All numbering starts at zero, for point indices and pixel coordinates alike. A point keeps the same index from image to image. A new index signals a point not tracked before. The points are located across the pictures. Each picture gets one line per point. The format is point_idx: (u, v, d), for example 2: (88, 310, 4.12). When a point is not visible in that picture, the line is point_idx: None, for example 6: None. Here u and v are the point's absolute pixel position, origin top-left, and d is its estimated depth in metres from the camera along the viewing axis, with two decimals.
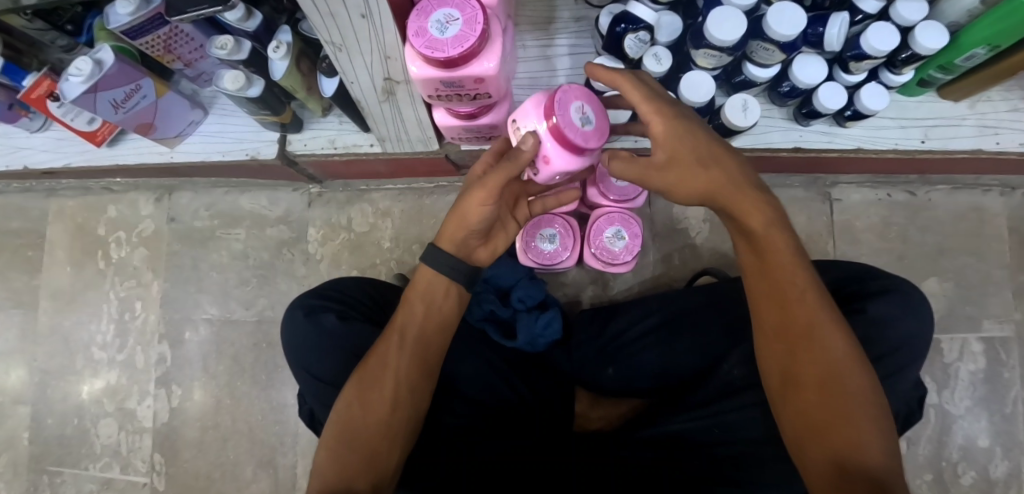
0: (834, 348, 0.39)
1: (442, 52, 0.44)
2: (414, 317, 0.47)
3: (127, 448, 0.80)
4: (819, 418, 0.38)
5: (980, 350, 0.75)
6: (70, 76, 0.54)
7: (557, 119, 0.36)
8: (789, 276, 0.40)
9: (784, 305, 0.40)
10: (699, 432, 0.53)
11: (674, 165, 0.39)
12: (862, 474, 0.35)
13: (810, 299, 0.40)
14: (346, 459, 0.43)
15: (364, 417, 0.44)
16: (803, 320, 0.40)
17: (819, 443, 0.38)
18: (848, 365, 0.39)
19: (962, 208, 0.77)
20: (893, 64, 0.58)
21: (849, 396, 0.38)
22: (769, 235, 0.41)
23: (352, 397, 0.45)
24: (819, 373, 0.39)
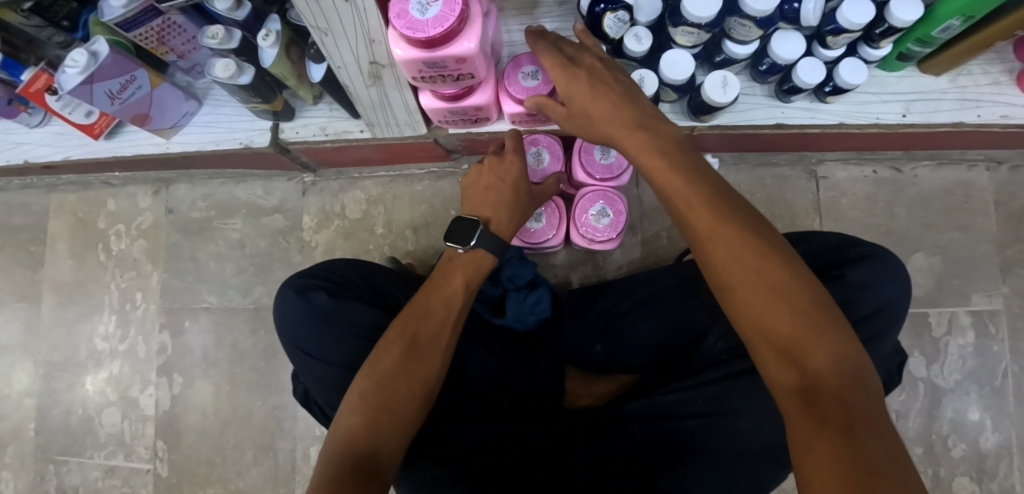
0: (779, 281, 0.34)
1: (423, 32, 0.46)
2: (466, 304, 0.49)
3: (130, 435, 0.81)
4: (780, 329, 0.33)
5: (969, 324, 0.75)
6: (66, 68, 0.55)
7: (513, 86, 0.58)
8: (715, 216, 0.38)
9: (718, 246, 0.37)
10: (683, 405, 0.53)
11: (584, 110, 0.47)
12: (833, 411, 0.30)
13: (742, 235, 0.37)
14: (384, 426, 0.40)
15: (407, 383, 0.42)
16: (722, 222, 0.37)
17: (786, 381, 0.33)
18: (798, 278, 0.35)
19: (949, 184, 0.78)
20: (871, 38, 0.59)
21: (805, 332, 0.33)
22: (681, 189, 0.40)
23: (391, 373, 0.43)
24: (769, 307, 0.34)
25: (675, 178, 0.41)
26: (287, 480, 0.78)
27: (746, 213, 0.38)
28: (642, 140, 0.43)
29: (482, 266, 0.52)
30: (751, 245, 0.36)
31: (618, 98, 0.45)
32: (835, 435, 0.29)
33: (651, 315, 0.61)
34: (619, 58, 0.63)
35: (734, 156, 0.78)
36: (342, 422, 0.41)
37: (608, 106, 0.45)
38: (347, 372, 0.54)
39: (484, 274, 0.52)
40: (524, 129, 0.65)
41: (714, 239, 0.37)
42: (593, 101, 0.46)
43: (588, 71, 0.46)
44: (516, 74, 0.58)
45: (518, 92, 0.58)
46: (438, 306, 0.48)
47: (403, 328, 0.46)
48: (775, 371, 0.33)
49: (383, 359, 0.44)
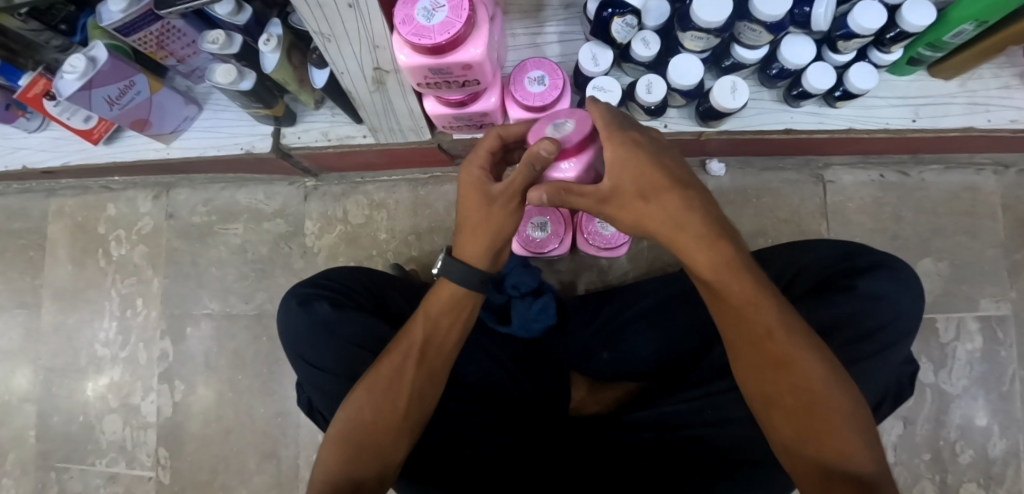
0: (817, 378, 0.35)
1: (429, 39, 0.45)
2: (441, 334, 0.47)
3: (132, 443, 0.81)
4: (800, 433, 0.35)
5: (976, 329, 0.75)
6: (64, 74, 0.54)
7: (519, 91, 0.57)
8: (755, 309, 0.36)
9: (759, 341, 0.37)
10: (689, 415, 0.53)
11: (628, 210, 0.36)
12: (848, 481, 0.33)
13: (787, 331, 0.36)
14: (348, 454, 0.42)
15: (375, 412, 0.44)
16: (759, 328, 0.36)
17: (805, 460, 0.35)
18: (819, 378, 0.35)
19: (956, 188, 0.77)
20: (882, 43, 0.58)
21: (838, 423, 0.35)
22: (726, 279, 0.36)
23: (364, 398, 0.44)
24: (802, 402, 0.35)
25: (722, 271, 0.36)
26: (290, 487, 0.77)
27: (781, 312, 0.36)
28: (660, 221, 0.36)
29: (460, 301, 0.47)
30: (799, 341, 0.36)
31: (670, 195, 0.36)
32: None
33: (654, 323, 0.61)
34: (626, 63, 0.62)
35: (741, 160, 0.77)
36: (322, 452, 0.44)
37: (658, 208, 0.36)
38: (349, 382, 0.53)
39: (466, 306, 0.47)
40: None
41: (758, 332, 0.36)
42: (646, 203, 0.36)
43: (631, 151, 0.35)
44: (521, 79, 0.57)
45: (524, 97, 0.57)
46: (411, 335, 0.46)
47: (383, 363, 0.46)
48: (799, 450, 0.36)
49: (359, 390, 0.45)
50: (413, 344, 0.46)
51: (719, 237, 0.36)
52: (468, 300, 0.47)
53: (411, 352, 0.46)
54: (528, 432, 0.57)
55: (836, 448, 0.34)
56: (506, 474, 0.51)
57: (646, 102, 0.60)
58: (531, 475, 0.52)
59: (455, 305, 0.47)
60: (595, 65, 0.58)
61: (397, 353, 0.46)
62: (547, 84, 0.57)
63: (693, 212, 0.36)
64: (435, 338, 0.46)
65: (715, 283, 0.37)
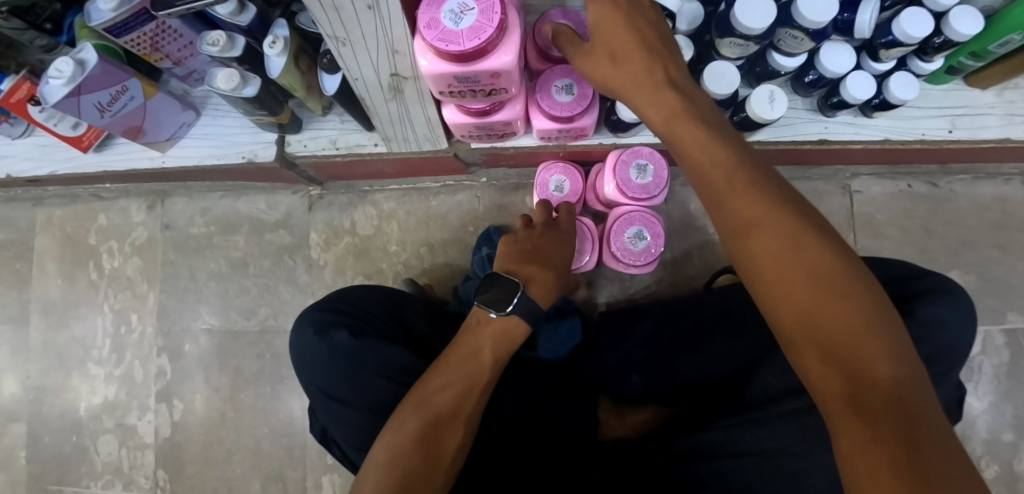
0: (850, 307, 0.27)
1: (456, 45, 0.41)
2: (497, 361, 0.47)
3: (129, 465, 0.77)
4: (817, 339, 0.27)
5: (1004, 343, 0.73)
6: (50, 79, 0.50)
7: (547, 102, 0.54)
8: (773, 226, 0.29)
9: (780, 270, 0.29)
10: (733, 445, 0.49)
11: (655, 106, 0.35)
12: (881, 404, 0.25)
13: (807, 247, 0.29)
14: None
15: (424, 458, 0.41)
16: (755, 217, 0.30)
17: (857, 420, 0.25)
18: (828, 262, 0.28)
19: (985, 199, 0.75)
20: (924, 51, 0.56)
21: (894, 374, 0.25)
22: (712, 157, 0.32)
23: (408, 436, 0.41)
24: (839, 342, 0.27)
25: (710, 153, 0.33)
26: None
27: (788, 202, 0.31)
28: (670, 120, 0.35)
29: (510, 325, 0.49)
30: (828, 264, 0.28)
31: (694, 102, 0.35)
32: (884, 433, 0.24)
33: (689, 345, 0.58)
34: None
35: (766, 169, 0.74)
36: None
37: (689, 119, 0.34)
38: (372, 414, 0.50)
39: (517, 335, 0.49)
40: (555, 144, 0.62)
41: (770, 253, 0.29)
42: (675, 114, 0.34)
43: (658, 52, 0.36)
44: (547, 88, 0.54)
45: (551, 107, 0.54)
46: (465, 364, 0.46)
47: (433, 400, 0.43)
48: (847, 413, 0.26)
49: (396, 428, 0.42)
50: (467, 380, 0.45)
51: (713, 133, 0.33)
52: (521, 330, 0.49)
53: (466, 384, 0.45)
54: (549, 436, 0.56)
55: (895, 409, 0.25)
56: None
57: None
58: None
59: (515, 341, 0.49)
60: None
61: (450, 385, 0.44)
62: (576, 94, 0.54)
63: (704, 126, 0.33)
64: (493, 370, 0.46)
65: (722, 182, 0.31)
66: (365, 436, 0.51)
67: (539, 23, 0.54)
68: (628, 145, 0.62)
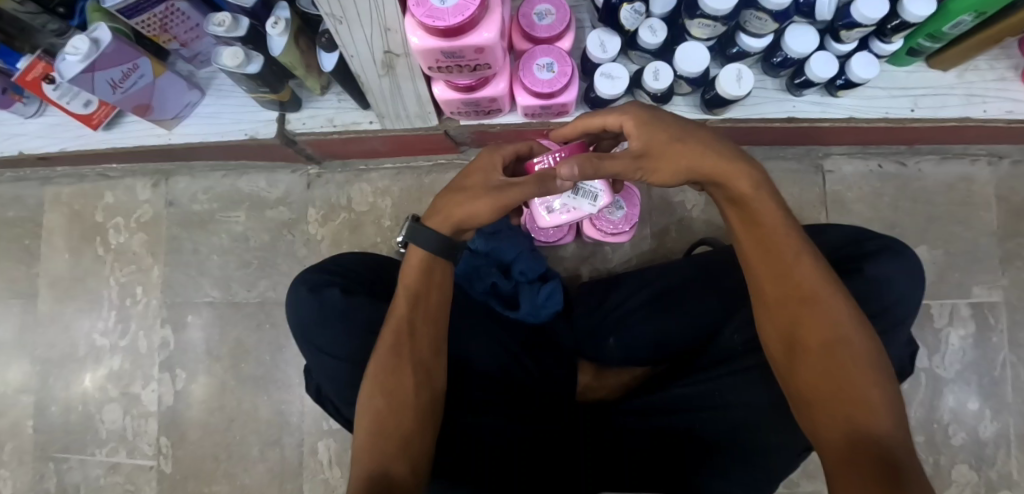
0: (843, 322, 0.37)
1: (443, 21, 0.45)
2: (418, 301, 0.48)
3: (133, 432, 0.80)
4: (823, 387, 0.36)
5: (969, 316, 0.77)
6: (67, 55, 0.54)
7: (530, 79, 0.58)
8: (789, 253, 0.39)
9: (787, 284, 0.38)
10: (698, 398, 0.53)
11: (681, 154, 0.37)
12: (868, 446, 0.33)
13: (815, 273, 0.38)
14: (376, 446, 0.42)
15: (391, 408, 0.44)
16: (789, 272, 0.38)
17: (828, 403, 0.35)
18: (844, 320, 0.37)
19: (951, 178, 0.79)
20: (884, 33, 0.60)
21: (863, 369, 0.35)
22: (758, 206, 0.39)
23: (376, 389, 0.45)
24: (827, 345, 0.36)
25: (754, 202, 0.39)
26: (294, 475, 0.77)
27: (818, 266, 0.39)
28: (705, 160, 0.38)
29: (424, 264, 0.48)
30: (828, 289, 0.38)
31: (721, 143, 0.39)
32: (869, 467, 0.32)
33: (661, 309, 0.61)
34: (633, 51, 0.62)
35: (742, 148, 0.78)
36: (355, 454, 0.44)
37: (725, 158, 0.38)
38: (361, 369, 0.53)
39: (442, 271, 0.49)
40: (540, 121, 0.66)
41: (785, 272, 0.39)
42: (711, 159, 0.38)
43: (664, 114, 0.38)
44: (529, 65, 0.58)
45: (533, 84, 0.58)
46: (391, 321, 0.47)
47: (375, 357, 0.46)
48: (821, 396, 0.36)
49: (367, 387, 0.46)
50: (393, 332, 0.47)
51: (757, 174, 0.39)
52: (440, 266, 0.48)
53: (395, 335, 0.46)
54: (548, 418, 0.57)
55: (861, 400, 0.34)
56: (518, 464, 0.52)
57: (654, 89, 0.60)
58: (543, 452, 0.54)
59: (433, 274, 0.48)
60: (603, 52, 0.59)
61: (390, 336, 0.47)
62: (556, 71, 0.58)
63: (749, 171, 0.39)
64: (419, 313, 0.48)
65: (753, 204, 0.40)
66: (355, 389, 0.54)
67: (523, 5, 0.59)
68: None
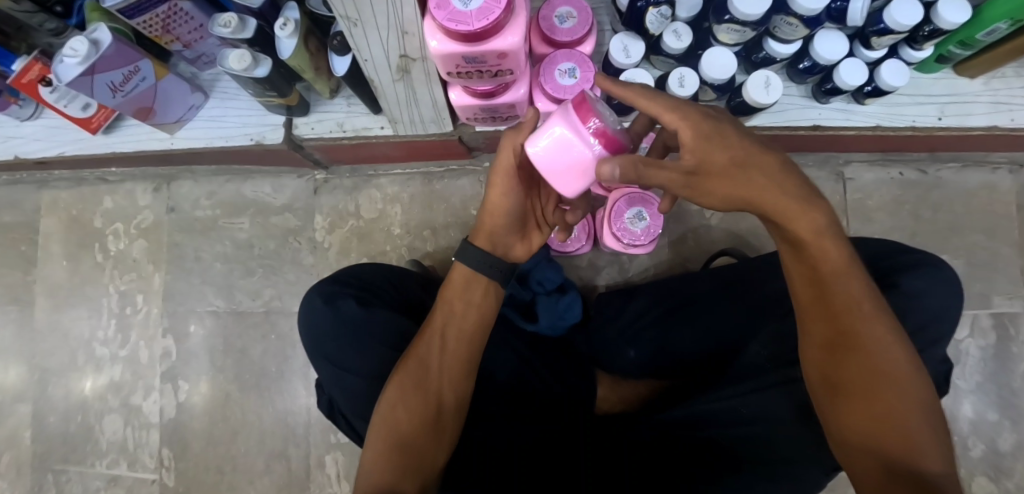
0: (903, 371, 0.35)
1: (466, 25, 0.43)
2: (454, 320, 0.46)
3: (134, 444, 0.77)
4: (868, 423, 0.35)
5: (990, 326, 0.76)
6: (65, 57, 0.51)
7: (551, 86, 0.56)
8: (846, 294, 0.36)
9: (837, 324, 0.36)
10: (723, 414, 0.52)
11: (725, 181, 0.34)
12: (913, 481, 0.32)
13: (868, 313, 0.36)
14: (391, 462, 0.41)
15: (409, 422, 0.42)
16: (843, 305, 0.36)
17: (865, 442, 0.35)
18: (897, 359, 0.35)
19: (972, 186, 0.77)
20: (915, 39, 0.58)
21: (912, 418, 0.34)
22: (822, 245, 0.35)
23: (396, 398, 0.43)
24: (877, 383, 0.35)
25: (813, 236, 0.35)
26: (301, 488, 0.75)
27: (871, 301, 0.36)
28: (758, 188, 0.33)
29: (467, 283, 0.46)
30: (884, 334, 0.35)
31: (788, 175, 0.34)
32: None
33: (683, 318, 0.59)
34: (655, 55, 0.60)
35: None
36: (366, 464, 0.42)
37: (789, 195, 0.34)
38: (376, 384, 0.51)
39: (486, 289, 0.47)
40: None
41: (839, 312, 0.36)
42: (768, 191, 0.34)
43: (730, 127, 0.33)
44: (551, 72, 0.56)
45: (554, 90, 0.56)
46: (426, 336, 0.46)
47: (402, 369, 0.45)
48: (864, 438, 0.35)
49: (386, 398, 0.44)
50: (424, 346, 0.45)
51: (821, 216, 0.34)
52: (484, 283, 0.46)
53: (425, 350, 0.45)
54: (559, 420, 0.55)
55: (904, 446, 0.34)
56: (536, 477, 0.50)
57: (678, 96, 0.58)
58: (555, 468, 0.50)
59: (473, 291, 0.46)
60: (626, 57, 0.57)
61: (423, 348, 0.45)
62: (579, 77, 0.56)
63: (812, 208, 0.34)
64: (452, 331, 0.45)
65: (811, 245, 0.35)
66: (368, 405, 0.52)
67: (543, 8, 0.57)
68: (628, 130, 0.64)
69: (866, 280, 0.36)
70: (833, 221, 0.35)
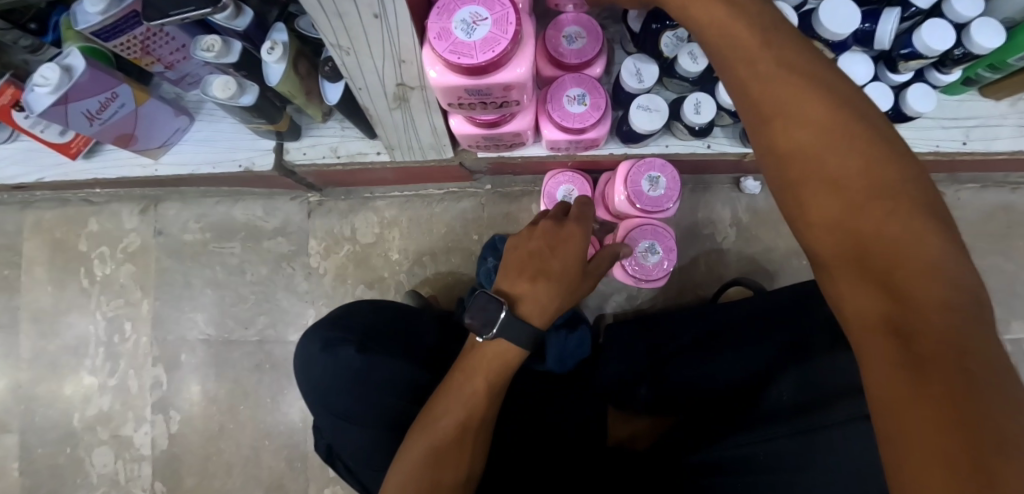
0: (892, 221, 0.24)
1: (469, 57, 0.40)
2: (496, 390, 0.43)
3: (125, 476, 0.75)
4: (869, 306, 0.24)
5: (1008, 353, 0.74)
6: (35, 86, 0.48)
7: (559, 115, 0.53)
8: (881, 202, 0.24)
9: (868, 250, 0.24)
10: (739, 462, 0.48)
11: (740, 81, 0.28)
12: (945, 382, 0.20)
13: (835, 145, 0.25)
14: None
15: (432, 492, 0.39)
16: (798, 142, 0.26)
17: (918, 413, 0.20)
18: (886, 203, 0.24)
19: (992, 207, 0.75)
20: (943, 63, 0.55)
21: (998, 381, 0.20)
22: (753, 77, 0.27)
23: (419, 472, 0.40)
24: (859, 243, 0.25)
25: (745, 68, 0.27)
26: None
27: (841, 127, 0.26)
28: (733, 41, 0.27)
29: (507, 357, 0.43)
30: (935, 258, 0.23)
31: (803, 76, 0.27)
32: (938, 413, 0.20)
33: (698, 357, 0.58)
34: (669, 78, 0.56)
35: None
36: None
37: (792, 89, 0.26)
38: (378, 434, 0.49)
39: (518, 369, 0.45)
40: (567, 155, 0.60)
41: (871, 225, 0.24)
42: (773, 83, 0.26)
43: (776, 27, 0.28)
44: (559, 98, 0.52)
45: (562, 118, 0.52)
46: (464, 396, 0.43)
47: (431, 437, 0.41)
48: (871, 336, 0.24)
49: (405, 465, 0.40)
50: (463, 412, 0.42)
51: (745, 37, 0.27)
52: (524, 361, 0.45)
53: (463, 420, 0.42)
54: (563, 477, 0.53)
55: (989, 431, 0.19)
56: None
57: (694, 122, 0.54)
58: None
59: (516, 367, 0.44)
60: (639, 82, 0.53)
61: (454, 420, 0.42)
62: (589, 104, 0.52)
63: (828, 96, 0.26)
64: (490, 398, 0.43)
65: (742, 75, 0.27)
66: (372, 457, 0.49)
67: (550, 28, 0.53)
68: (640, 156, 0.61)
69: (928, 200, 0.24)
70: (867, 126, 0.25)
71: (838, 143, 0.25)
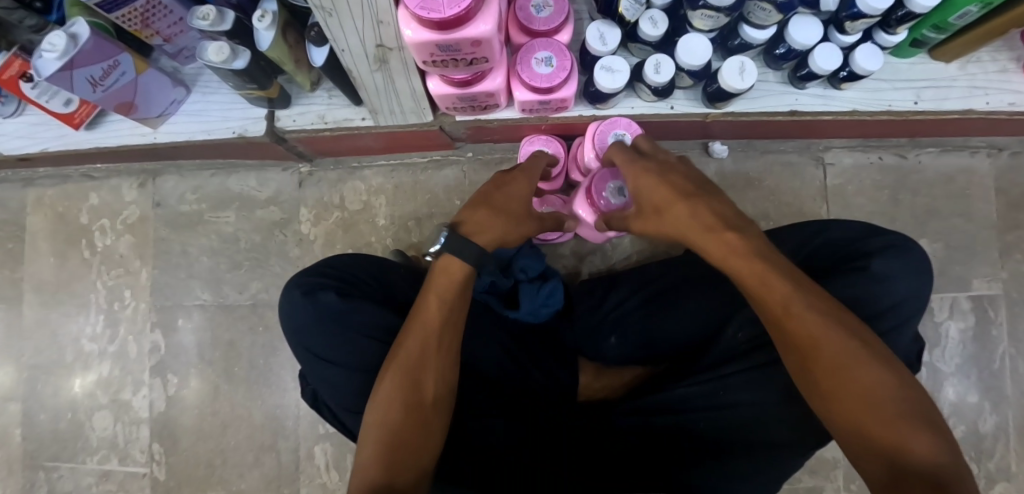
0: (822, 335, 0.36)
1: (438, 12, 0.42)
2: (449, 303, 0.47)
3: (124, 439, 0.78)
4: (830, 390, 0.36)
5: (969, 309, 0.77)
6: (44, 52, 0.51)
7: (527, 75, 0.56)
8: (797, 295, 0.38)
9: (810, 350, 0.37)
10: (704, 398, 0.53)
11: (692, 240, 0.44)
12: (910, 474, 0.31)
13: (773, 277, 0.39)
14: (387, 457, 0.42)
15: (404, 406, 0.44)
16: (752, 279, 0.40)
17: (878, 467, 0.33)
18: (815, 321, 0.37)
19: (951, 171, 0.78)
20: (888, 24, 0.58)
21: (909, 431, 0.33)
22: (729, 254, 0.42)
23: (392, 394, 0.44)
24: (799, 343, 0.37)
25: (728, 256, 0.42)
26: (291, 480, 0.75)
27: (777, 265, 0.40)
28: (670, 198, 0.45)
29: (456, 269, 0.48)
30: (826, 326, 0.37)
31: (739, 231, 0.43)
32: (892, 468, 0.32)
33: (666, 306, 0.60)
34: (633, 42, 0.60)
35: (743, 142, 0.77)
36: (359, 462, 0.43)
37: (741, 248, 0.41)
38: (362, 375, 0.52)
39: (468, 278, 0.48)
40: (537, 116, 0.64)
41: (794, 328, 0.37)
42: (669, 197, 0.45)
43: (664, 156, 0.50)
44: (527, 59, 0.56)
45: (531, 78, 0.56)
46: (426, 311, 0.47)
47: (403, 357, 0.46)
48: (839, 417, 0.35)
49: (383, 387, 0.45)
50: (425, 329, 0.46)
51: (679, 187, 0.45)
52: (469, 272, 0.48)
53: (425, 337, 0.46)
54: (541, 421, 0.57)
55: (887, 430, 0.33)
56: (518, 471, 0.51)
57: (655, 82, 0.58)
58: (538, 477, 0.51)
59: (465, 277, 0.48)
60: (603, 45, 0.57)
61: (415, 336, 0.46)
62: (555, 65, 0.56)
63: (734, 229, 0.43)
64: (446, 311, 0.47)
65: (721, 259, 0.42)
66: (353, 397, 0.53)
67: None
68: (607, 117, 0.65)
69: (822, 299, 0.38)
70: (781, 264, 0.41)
71: (751, 259, 0.40)
